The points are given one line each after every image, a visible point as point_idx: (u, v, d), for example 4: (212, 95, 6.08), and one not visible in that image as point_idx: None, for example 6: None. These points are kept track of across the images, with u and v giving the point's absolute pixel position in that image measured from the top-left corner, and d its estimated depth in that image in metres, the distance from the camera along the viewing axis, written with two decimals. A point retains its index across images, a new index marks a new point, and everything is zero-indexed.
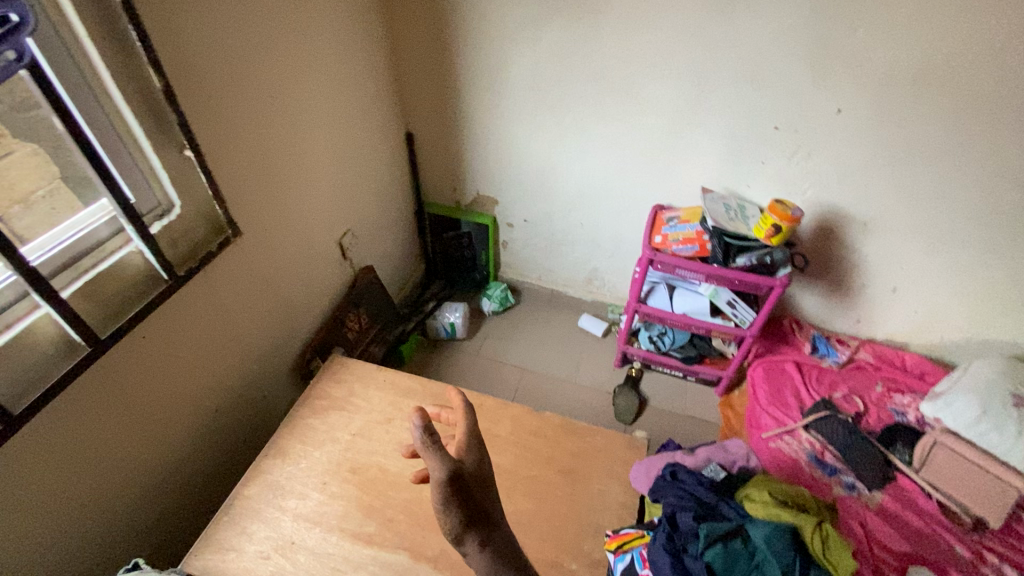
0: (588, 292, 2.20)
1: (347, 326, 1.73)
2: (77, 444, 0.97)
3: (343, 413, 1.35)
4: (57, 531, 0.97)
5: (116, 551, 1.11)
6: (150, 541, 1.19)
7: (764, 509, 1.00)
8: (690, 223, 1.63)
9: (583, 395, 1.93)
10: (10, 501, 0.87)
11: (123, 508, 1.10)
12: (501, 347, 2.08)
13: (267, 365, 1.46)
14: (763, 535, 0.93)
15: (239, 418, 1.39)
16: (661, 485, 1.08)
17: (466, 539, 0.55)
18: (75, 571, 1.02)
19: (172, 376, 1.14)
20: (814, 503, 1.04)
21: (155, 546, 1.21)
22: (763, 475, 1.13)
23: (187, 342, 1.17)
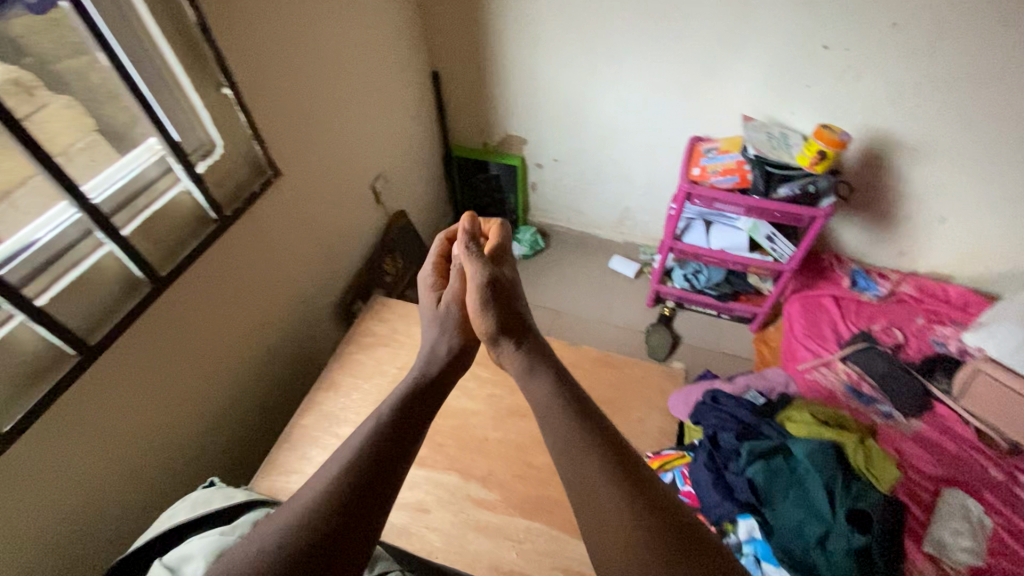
0: (620, 234, 2.18)
1: (384, 270, 1.77)
2: (146, 376, 1.03)
3: (388, 349, 1.40)
4: (138, 454, 1.05)
5: (190, 474, 1.20)
6: (220, 465, 1.28)
7: (804, 428, 1.04)
8: (728, 153, 1.58)
9: (617, 335, 1.95)
10: (96, 423, 0.95)
11: (193, 435, 1.18)
12: (534, 290, 2.09)
13: (312, 305, 1.51)
14: (805, 451, 0.95)
15: (290, 356, 1.45)
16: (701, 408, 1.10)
17: (505, 340, 0.85)
18: (158, 489, 1.12)
19: (226, 312, 1.20)
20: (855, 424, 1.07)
21: (224, 471, 1.30)
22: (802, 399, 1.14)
23: (235, 282, 1.21)
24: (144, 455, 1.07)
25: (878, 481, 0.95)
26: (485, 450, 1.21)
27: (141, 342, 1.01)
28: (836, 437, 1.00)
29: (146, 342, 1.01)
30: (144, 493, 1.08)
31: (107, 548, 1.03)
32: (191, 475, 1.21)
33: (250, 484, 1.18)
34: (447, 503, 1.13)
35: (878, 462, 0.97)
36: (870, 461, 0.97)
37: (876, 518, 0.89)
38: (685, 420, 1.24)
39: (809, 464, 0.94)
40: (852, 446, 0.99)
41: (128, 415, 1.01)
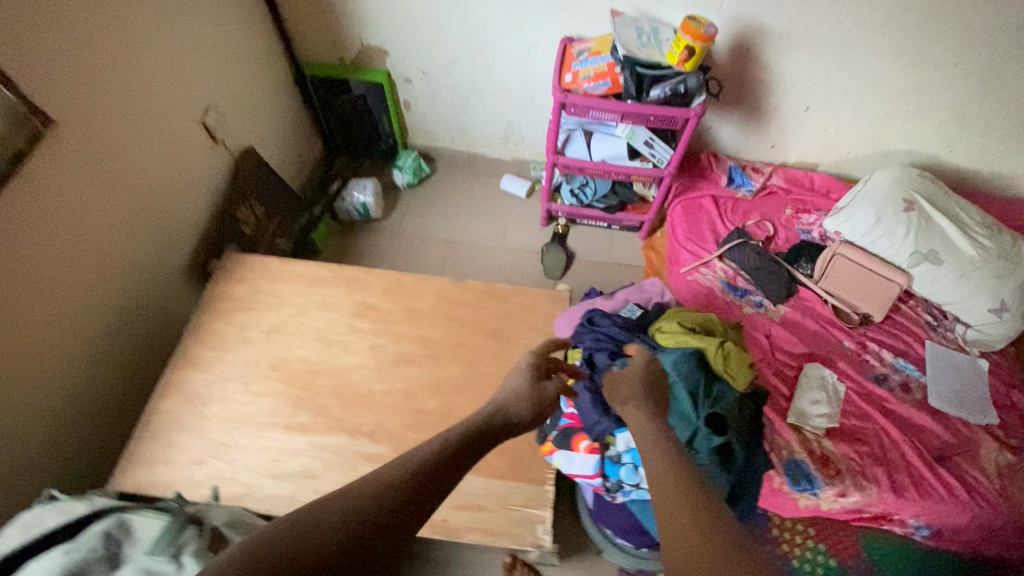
0: (506, 151, 2.06)
1: (241, 221, 1.56)
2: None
3: (252, 312, 1.26)
4: None
5: (28, 489, 1.04)
6: (71, 468, 1.13)
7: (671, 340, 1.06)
8: (600, 55, 1.48)
9: (513, 259, 1.91)
10: None
11: (18, 447, 1.01)
12: (423, 222, 1.97)
13: (153, 275, 1.31)
14: (671, 361, 0.98)
15: (134, 336, 1.27)
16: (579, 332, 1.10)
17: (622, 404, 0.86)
18: None
19: (24, 300, 0.99)
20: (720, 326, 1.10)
21: (76, 475, 1.15)
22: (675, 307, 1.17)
23: (26, 263, 0.99)
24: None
25: (734, 381, 1.00)
26: (372, 403, 1.15)
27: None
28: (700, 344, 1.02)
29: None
30: None
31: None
32: (33, 488, 1.05)
33: (106, 485, 1.05)
34: (336, 464, 1.08)
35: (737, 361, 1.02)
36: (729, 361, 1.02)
37: (729, 419, 0.96)
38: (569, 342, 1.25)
39: (675, 372, 0.97)
40: (714, 349, 1.02)
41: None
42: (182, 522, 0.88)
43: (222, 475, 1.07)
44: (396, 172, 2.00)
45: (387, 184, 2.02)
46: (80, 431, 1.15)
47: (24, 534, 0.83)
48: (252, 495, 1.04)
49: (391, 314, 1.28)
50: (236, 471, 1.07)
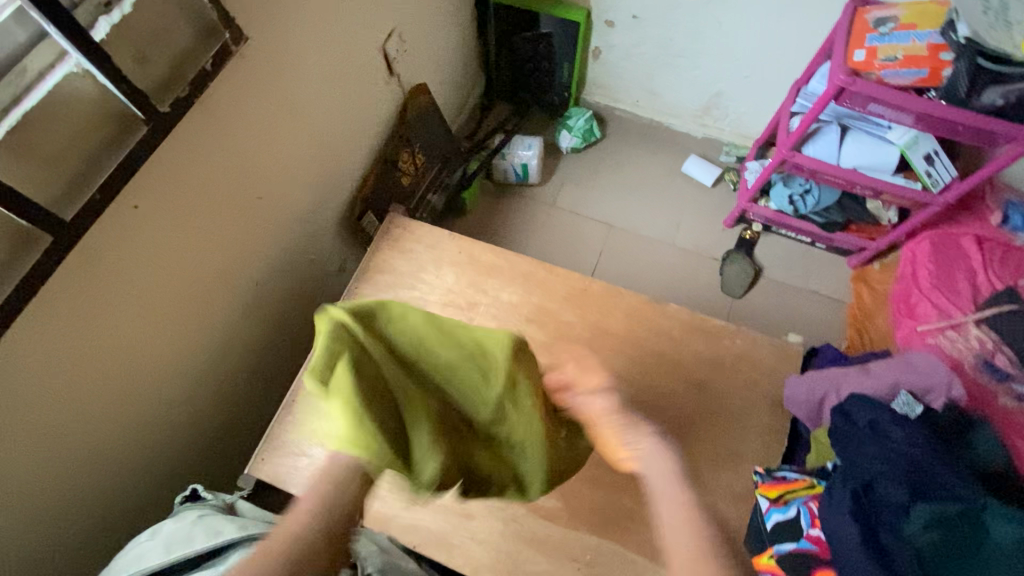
0: (699, 126, 1.70)
1: (400, 170, 1.35)
2: (68, 352, 0.71)
3: (412, 295, 1.07)
4: (87, 445, 0.79)
5: (164, 452, 0.95)
6: (206, 428, 1.03)
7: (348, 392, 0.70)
8: (913, 29, 1.09)
9: (684, 260, 1.59)
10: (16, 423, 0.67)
11: (161, 408, 0.91)
12: (584, 196, 1.67)
13: (309, 225, 1.14)
14: (1012, 536, 0.68)
15: (284, 293, 1.12)
16: (853, 435, 0.81)
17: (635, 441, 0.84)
18: (126, 473, 0.88)
19: (183, 251, 0.84)
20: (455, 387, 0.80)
21: (211, 438, 1.05)
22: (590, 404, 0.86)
23: (197, 206, 0.84)
24: (92, 449, 0.80)
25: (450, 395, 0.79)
26: None
27: (56, 314, 0.67)
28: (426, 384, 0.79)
29: (63, 310, 0.68)
30: (107, 482, 0.85)
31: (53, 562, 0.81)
32: (170, 447, 0.96)
33: (246, 468, 0.94)
34: (496, 509, 0.90)
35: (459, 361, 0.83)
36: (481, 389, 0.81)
37: None
38: (802, 416, 0.94)
39: (1009, 552, 0.68)
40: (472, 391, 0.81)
41: (59, 403, 0.72)
42: None
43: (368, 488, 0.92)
44: (563, 131, 1.69)
45: (549, 143, 1.73)
46: (221, 390, 1.04)
47: (165, 552, 0.69)
48: (398, 523, 0.89)
49: (575, 330, 1.04)
50: (383, 488, 0.92)
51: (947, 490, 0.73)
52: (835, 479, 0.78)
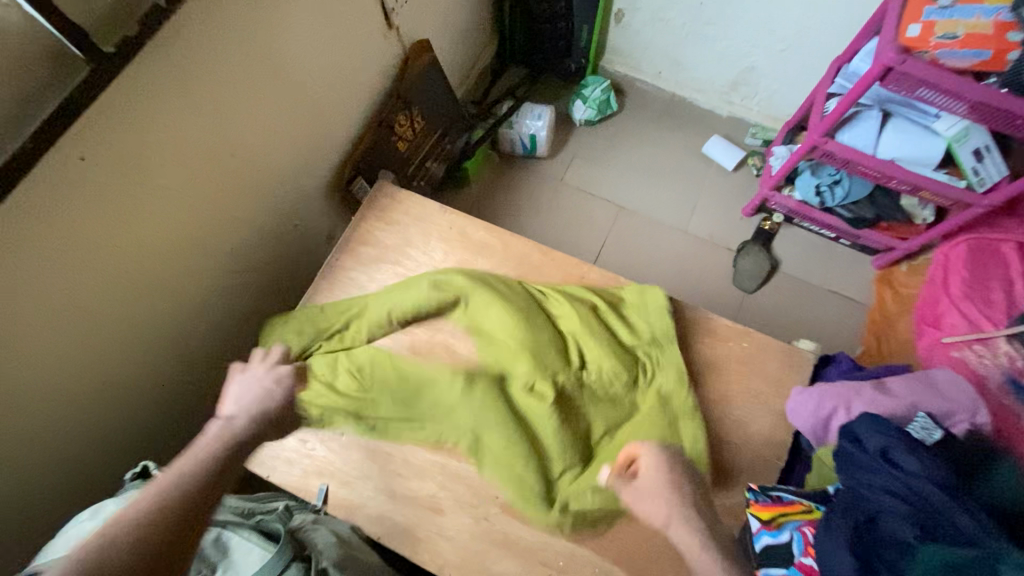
0: (725, 104, 1.57)
1: (396, 134, 1.26)
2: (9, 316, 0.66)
3: (396, 271, 1.01)
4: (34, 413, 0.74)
5: (129, 421, 0.90)
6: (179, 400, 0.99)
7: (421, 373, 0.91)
8: (978, 4, 0.95)
9: (697, 249, 1.49)
10: None
11: (125, 377, 0.86)
12: (594, 173, 1.57)
13: (290, 188, 1.07)
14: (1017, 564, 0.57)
15: (263, 260, 1.06)
16: (862, 463, 0.73)
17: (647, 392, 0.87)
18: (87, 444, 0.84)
19: (141, 211, 0.77)
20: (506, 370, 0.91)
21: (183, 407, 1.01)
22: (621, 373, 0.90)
23: (158, 161, 0.77)
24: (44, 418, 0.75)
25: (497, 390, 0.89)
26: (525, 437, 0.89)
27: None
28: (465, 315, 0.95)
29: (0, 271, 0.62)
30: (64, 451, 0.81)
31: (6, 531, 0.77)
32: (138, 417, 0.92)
33: None
34: (467, 505, 0.85)
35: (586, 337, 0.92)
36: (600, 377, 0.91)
37: None
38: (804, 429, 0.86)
39: None
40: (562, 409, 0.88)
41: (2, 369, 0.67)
42: (285, 557, 0.69)
43: (335, 473, 0.87)
44: (577, 101, 1.57)
45: (561, 113, 1.61)
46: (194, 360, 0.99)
47: None
48: (364, 512, 0.85)
49: None
50: (351, 475, 0.87)
51: (959, 534, 0.64)
52: (837, 509, 0.71)
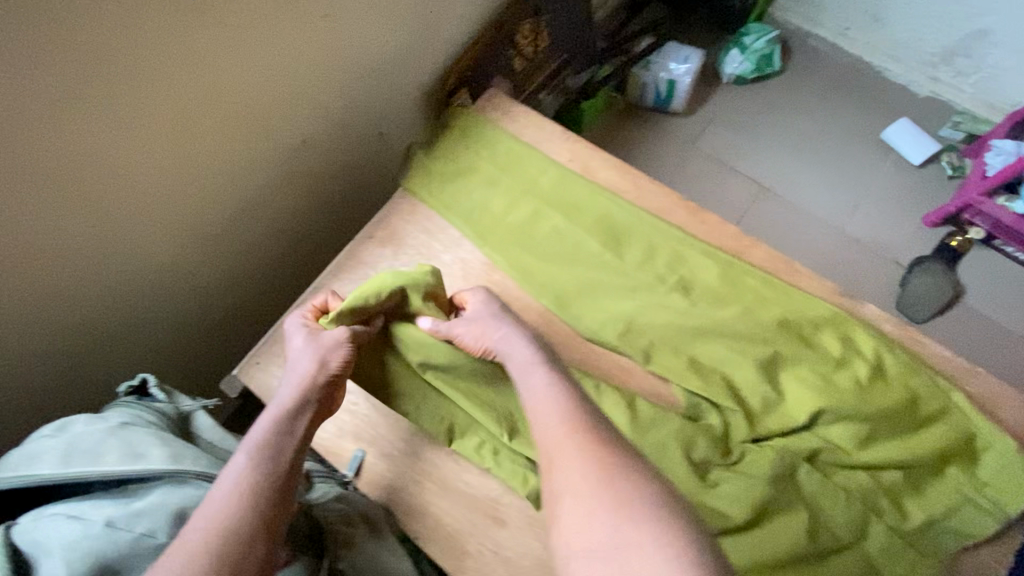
0: (926, 79, 1.23)
1: (514, 46, 1.02)
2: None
3: (493, 204, 0.78)
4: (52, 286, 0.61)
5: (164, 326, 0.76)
6: (221, 314, 0.83)
7: (719, 329, 0.67)
8: None
9: (852, 253, 1.18)
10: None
11: (159, 269, 0.71)
12: (734, 142, 1.28)
13: (383, 87, 0.87)
14: None
15: (339, 168, 0.87)
16: None
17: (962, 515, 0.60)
18: (113, 337, 0.71)
19: (185, 54, 0.60)
20: (660, 358, 0.67)
21: (230, 328, 0.86)
22: (823, 410, 0.62)
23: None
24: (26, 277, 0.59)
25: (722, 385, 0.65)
26: None
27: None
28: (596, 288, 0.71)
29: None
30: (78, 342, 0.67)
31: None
32: (175, 325, 0.77)
33: (236, 370, 0.72)
34: (535, 523, 0.63)
35: (786, 368, 0.65)
36: (771, 406, 0.64)
37: None
38: None
39: None
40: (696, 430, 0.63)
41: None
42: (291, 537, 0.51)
43: (376, 439, 0.68)
44: (732, 51, 1.28)
45: (707, 65, 1.33)
46: (246, 269, 0.83)
47: (58, 465, 0.47)
48: (403, 501, 0.64)
49: None
50: (396, 448, 0.67)
51: None
52: None
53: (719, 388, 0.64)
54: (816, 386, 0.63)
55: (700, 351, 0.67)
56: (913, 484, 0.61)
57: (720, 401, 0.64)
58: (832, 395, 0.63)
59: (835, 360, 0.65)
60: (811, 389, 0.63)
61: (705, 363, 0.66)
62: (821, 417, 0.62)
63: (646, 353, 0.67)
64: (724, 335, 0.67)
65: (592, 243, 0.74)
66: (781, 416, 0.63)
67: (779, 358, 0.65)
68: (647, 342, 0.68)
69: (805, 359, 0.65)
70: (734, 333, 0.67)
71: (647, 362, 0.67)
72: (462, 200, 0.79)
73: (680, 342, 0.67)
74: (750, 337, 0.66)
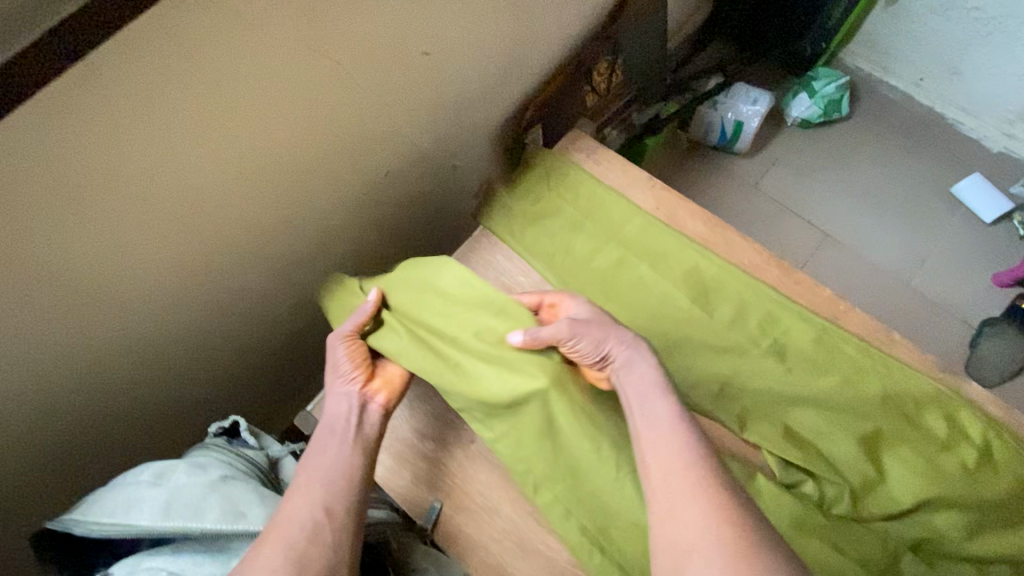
0: (999, 135, 1.20)
1: (590, 83, 1.01)
2: (85, 172, 0.48)
3: (576, 248, 0.76)
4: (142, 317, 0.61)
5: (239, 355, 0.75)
6: (292, 344, 0.81)
7: (816, 400, 0.64)
8: None
9: (917, 310, 1.14)
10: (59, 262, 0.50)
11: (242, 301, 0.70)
12: (797, 187, 1.26)
13: (469, 123, 0.85)
14: None
15: (418, 202, 0.86)
16: None
17: None
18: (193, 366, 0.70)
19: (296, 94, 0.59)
20: (753, 426, 0.64)
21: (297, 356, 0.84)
22: (930, 496, 0.59)
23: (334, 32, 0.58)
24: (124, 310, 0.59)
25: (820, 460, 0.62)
26: None
27: (73, 102, 0.44)
28: (684, 346, 0.69)
29: (89, 101, 0.44)
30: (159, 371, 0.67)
31: (56, 442, 0.61)
32: (248, 354, 0.76)
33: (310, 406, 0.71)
34: None
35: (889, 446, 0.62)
36: (870, 485, 0.61)
37: None
38: None
39: None
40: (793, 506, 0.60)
41: (65, 235, 0.50)
42: None
43: (453, 488, 0.66)
44: (800, 94, 1.26)
45: (771, 106, 1.31)
46: (319, 300, 0.81)
47: (159, 516, 0.47)
48: (481, 559, 0.62)
49: None
50: (473, 500, 0.65)
51: None
52: None
53: (817, 463, 0.62)
54: (921, 468, 0.60)
55: (795, 421, 0.64)
56: None
57: (818, 477, 0.61)
58: (938, 479, 0.60)
59: (940, 441, 0.62)
60: (916, 472, 0.60)
61: (800, 435, 0.63)
62: (926, 504, 0.59)
63: (738, 420, 0.65)
64: (821, 406, 0.64)
65: (680, 297, 0.72)
66: (881, 498, 0.60)
67: (881, 435, 0.62)
68: (738, 407, 0.65)
69: (908, 438, 0.62)
70: (832, 405, 0.64)
71: (739, 429, 0.64)
72: (545, 243, 0.77)
73: (773, 411, 0.65)
74: (849, 410, 0.63)
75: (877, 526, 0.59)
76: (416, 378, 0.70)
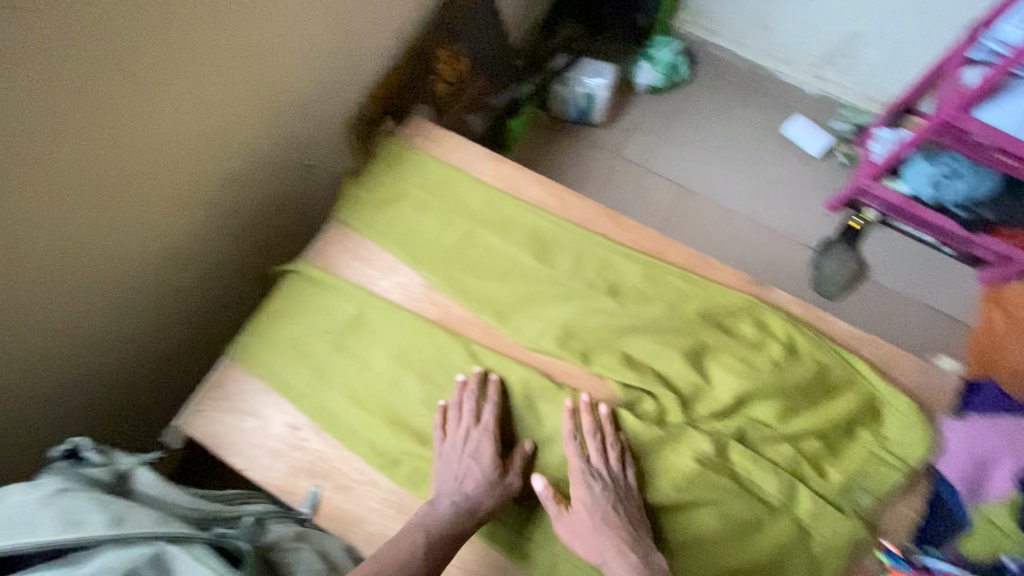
0: (815, 78, 1.36)
1: (434, 72, 1.05)
2: None
3: (425, 227, 0.80)
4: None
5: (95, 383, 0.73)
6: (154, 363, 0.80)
7: (647, 327, 0.72)
8: None
9: (768, 242, 1.27)
10: None
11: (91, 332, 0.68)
12: (653, 147, 1.36)
13: (311, 123, 0.87)
14: None
15: (270, 204, 0.87)
16: None
17: (875, 472, 0.67)
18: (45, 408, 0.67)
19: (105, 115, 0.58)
20: (596, 360, 0.70)
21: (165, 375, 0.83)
22: (746, 391, 0.67)
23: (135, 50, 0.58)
24: None
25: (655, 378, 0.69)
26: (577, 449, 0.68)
27: None
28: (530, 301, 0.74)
29: None
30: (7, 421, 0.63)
31: None
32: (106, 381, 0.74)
33: (177, 420, 0.71)
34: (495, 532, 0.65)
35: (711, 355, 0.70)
36: (699, 392, 0.68)
37: None
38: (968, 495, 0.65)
39: None
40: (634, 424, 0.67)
41: None
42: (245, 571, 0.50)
43: (330, 471, 0.68)
44: (643, 63, 1.36)
45: (622, 77, 1.40)
46: (179, 315, 0.80)
47: None
48: (364, 531, 0.65)
49: None
50: (350, 479, 0.68)
51: None
52: None
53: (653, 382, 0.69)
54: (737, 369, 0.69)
55: (631, 349, 0.71)
56: (831, 449, 0.68)
57: (654, 394, 0.68)
58: (752, 376, 0.68)
59: (752, 345, 0.71)
60: (733, 373, 0.69)
61: (638, 361, 0.70)
62: (745, 399, 0.68)
63: (583, 357, 0.71)
64: (652, 331, 0.71)
65: (524, 256, 0.77)
66: (708, 401, 0.68)
67: (703, 347, 0.71)
68: (582, 346, 0.71)
69: (726, 346, 0.70)
70: (661, 328, 0.71)
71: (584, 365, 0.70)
72: (395, 227, 0.80)
73: (612, 342, 0.71)
74: (676, 331, 0.71)
75: (708, 425, 0.68)
76: (281, 374, 0.72)
